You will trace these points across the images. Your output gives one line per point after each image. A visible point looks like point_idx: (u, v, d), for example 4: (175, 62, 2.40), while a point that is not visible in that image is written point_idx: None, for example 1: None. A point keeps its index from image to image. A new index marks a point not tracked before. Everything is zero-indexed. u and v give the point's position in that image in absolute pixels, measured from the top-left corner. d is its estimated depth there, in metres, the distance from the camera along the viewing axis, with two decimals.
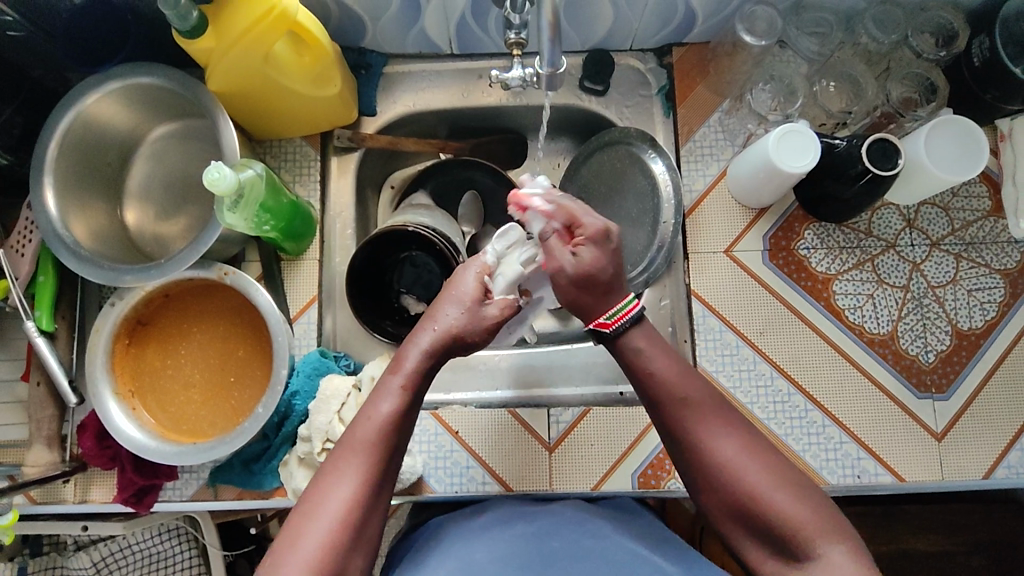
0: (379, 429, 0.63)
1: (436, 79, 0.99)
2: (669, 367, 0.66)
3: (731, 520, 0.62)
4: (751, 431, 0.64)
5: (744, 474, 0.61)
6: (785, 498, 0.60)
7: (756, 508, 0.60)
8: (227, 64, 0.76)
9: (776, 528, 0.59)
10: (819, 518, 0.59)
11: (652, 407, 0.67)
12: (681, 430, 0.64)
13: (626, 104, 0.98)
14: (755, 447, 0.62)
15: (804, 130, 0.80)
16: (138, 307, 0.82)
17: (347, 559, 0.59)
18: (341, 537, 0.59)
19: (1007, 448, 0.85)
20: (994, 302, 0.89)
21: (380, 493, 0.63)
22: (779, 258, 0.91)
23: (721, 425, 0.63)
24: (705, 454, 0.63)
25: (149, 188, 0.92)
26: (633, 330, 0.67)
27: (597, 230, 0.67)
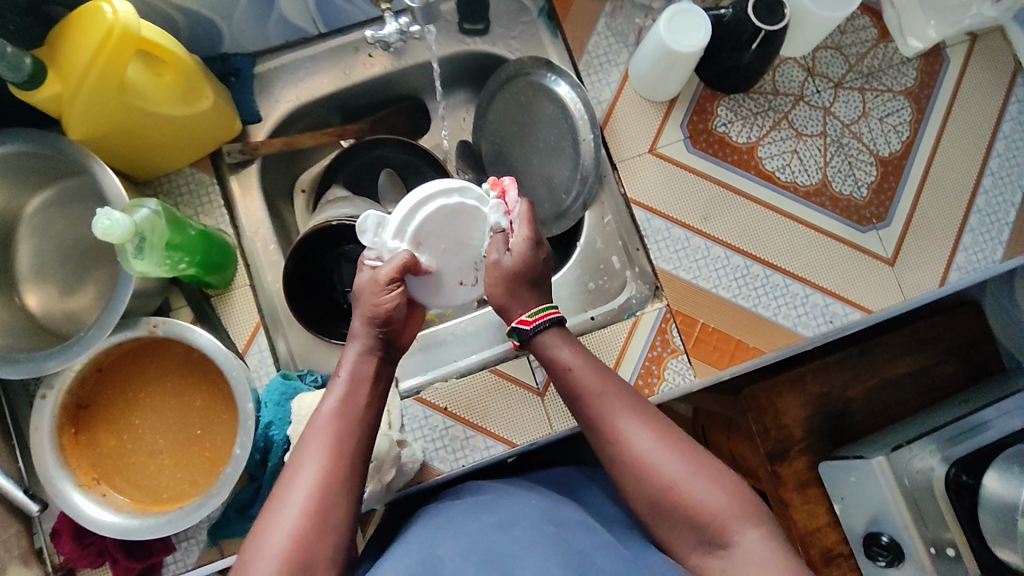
0: (333, 418, 0.63)
1: (312, 65, 0.94)
2: (579, 364, 0.69)
3: (654, 513, 0.63)
4: (665, 424, 0.66)
5: (660, 466, 0.62)
6: (700, 487, 0.61)
7: (672, 503, 0.61)
8: (84, 106, 0.69)
9: (696, 517, 0.60)
10: (736, 504, 0.60)
11: (570, 403, 0.69)
12: (596, 429, 0.66)
13: (511, 35, 0.95)
14: (670, 438, 0.64)
15: (689, 9, 0.80)
16: (74, 391, 0.75)
17: (317, 554, 0.56)
18: (310, 531, 0.57)
19: (953, 252, 0.90)
20: (905, 123, 0.92)
21: (349, 478, 0.61)
22: (701, 141, 0.91)
23: (633, 418, 0.65)
24: (619, 446, 0.64)
25: (43, 266, 0.83)
26: (553, 328, 0.70)
27: (531, 236, 0.72)
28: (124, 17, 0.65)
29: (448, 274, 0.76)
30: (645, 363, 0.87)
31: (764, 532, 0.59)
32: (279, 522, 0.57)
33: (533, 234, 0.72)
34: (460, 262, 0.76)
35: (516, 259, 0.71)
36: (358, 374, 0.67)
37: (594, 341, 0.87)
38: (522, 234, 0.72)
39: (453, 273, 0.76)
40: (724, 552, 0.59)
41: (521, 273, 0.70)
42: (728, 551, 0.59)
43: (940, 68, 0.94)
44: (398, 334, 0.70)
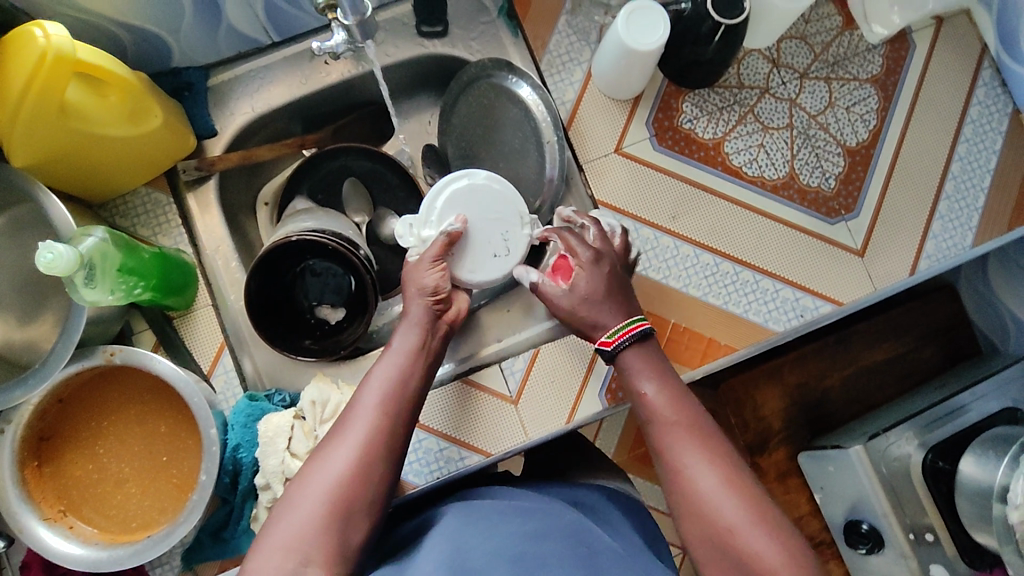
0: (387, 380, 0.67)
1: (268, 75, 0.92)
2: (661, 401, 0.69)
3: (704, 537, 0.62)
4: (736, 467, 0.64)
5: (720, 511, 0.61)
6: (759, 535, 0.60)
7: (727, 548, 0.60)
8: (24, 134, 0.67)
9: (746, 564, 0.60)
10: (790, 567, 0.58)
11: (644, 433, 0.69)
12: (666, 462, 0.66)
13: (471, 36, 0.93)
14: (735, 482, 0.63)
15: (647, 4, 0.78)
16: (33, 424, 0.74)
17: (357, 498, 0.61)
18: (355, 479, 0.61)
19: (922, 241, 0.89)
20: (871, 111, 0.91)
21: (396, 438, 0.65)
22: (667, 138, 0.90)
23: (706, 459, 0.64)
24: (682, 481, 0.64)
25: (0, 296, 0.82)
26: (632, 348, 0.72)
27: (592, 255, 0.75)
28: (57, 40, 0.63)
29: (484, 248, 0.79)
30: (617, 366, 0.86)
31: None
32: (328, 467, 0.61)
33: (595, 254, 0.76)
34: (491, 235, 0.80)
35: (590, 284, 0.74)
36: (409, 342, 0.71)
37: (564, 347, 0.87)
38: (586, 257, 0.75)
39: (487, 248, 0.79)
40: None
41: (592, 293, 0.74)
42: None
43: (906, 54, 0.92)
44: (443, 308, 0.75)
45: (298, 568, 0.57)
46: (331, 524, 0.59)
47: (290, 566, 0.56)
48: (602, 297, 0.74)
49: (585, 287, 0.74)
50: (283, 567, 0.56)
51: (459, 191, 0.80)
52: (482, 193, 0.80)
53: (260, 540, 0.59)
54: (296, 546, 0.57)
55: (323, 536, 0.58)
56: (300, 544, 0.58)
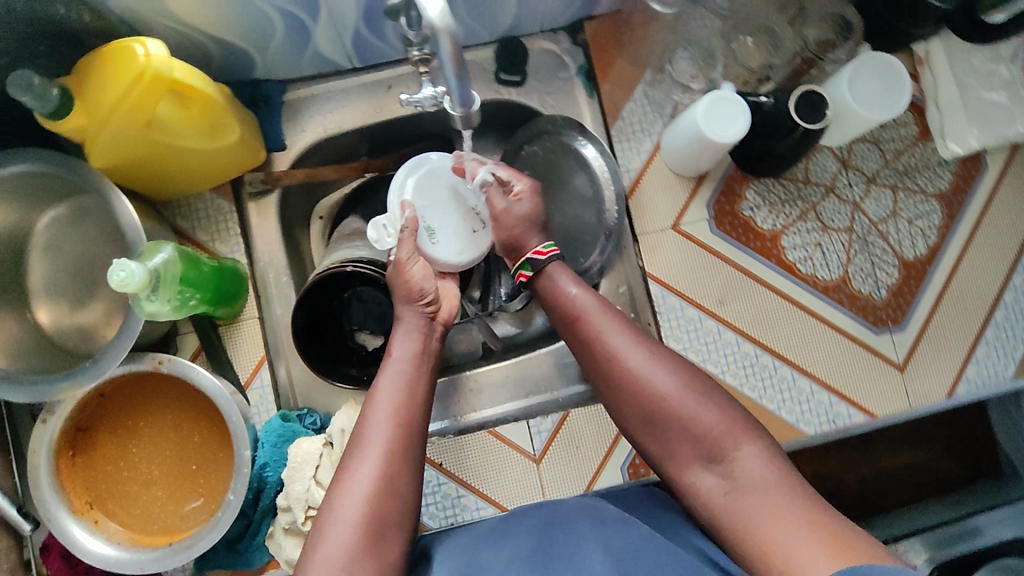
0: (396, 380, 0.70)
1: (344, 98, 0.92)
2: (584, 299, 0.75)
3: (645, 424, 0.68)
4: (658, 347, 0.70)
5: (653, 381, 0.67)
6: (693, 402, 0.65)
7: (674, 425, 0.65)
8: (108, 139, 0.68)
9: (692, 433, 0.64)
10: (726, 420, 0.64)
11: (569, 336, 0.76)
12: (593, 348, 0.72)
13: (547, 90, 0.93)
14: (660, 358, 0.69)
15: (731, 97, 0.78)
16: (74, 416, 0.76)
17: (391, 501, 0.63)
18: (386, 482, 0.63)
19: (963, 365, 0.89)
20: (933, 227, 0.91)
21: (415, 439, 0.67)
22: (726, 223, 0.90)
23: (629, 338, 0.71)
24: (613, 363, 0.70)
25: (56, 280, 0.83)
26: (554, 266, 0.79)
27: (529, 184, 0.84)
28: (157, 59, 0.63)
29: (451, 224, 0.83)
30: None
31: (763, 448, 0.62)
32: (359, 472, 0.63)
33: (531, 183, 0.84)
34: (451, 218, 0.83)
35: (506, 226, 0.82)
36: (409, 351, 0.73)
37: (594, 416, 0.88)
38: (524, 184, 0.83)
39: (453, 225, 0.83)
40: (721, 469, 0.62)
41: (530, 215, 0.82)
42: (726, 464, 0.62)
43: (977, 175, 0.92)
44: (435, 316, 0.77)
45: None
46: (373, 531, 0.61)
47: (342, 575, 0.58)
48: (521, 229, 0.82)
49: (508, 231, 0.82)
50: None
51: (410, 184, 0.81)
52: (435, 173, 0.83)
53: (306, 558, 0.60)
54: (344, 555, 0.59)
55: (368, 546, 0.60)
56: (348, 553, 0.59)
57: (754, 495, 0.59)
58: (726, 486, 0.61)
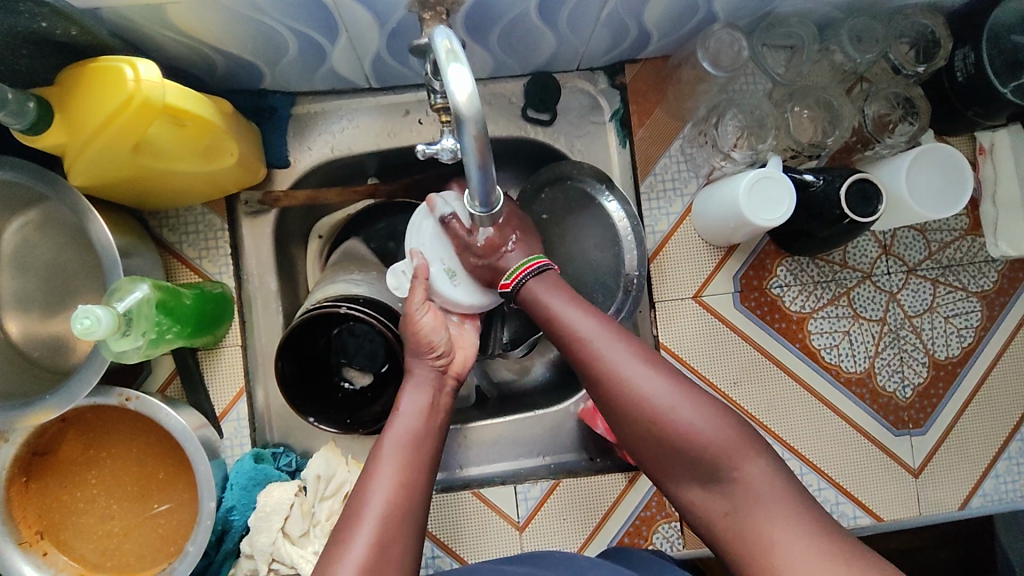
0: (407, 433, 0.65)
1: (356, 117, 0.85)
2: (574, 310, 0.66)
3: (644, 446, 0.61)
4: (658, 359, 0.63)
5: (652, 400, 0.60)
6: (694, 417, 0.59)
7: (672, 445, 0.60)
8: (90, 160, 0.61)
9: (692, 454, 0.59)
10: (732, 437, 0.59)
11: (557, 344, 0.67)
12: (586, 363, 0.64)
13: (577, 133, 0.86)
14: (663, 375, 0.62)
15: (777, 176, 0.71)
16: (30, 442, 0.71)
17: (398, 552, 0.57)
18: (388, 536, 0.58)
19: (982, 477, 0.84)
20: (971, 327, 0.85)
21: (421, 490, 0.62)
22: (751, 299, 0.84)
23: (626, 351, 0.63)
24: (606, 379, 0.62)
25: (24, 290, 0.76)
26: (535, 281, 0.69)
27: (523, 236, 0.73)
28: (148, 84, 0.57)
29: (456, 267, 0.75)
30: (635, 521, 0.82)
31: (766, 462, 0.58)
32: (364, 525, 0.58)
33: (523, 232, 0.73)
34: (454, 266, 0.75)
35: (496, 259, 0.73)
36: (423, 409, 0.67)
37: (588, 489, 0.82)
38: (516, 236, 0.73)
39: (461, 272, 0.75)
40: (722, 488, 0.58)
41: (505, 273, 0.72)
42: (730, 486, 0.58)
43: None
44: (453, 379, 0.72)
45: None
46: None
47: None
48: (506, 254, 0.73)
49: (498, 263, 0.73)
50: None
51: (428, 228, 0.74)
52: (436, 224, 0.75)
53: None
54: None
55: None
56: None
57: (757, 515, 0.56)
58: (729, 506, 0.58)
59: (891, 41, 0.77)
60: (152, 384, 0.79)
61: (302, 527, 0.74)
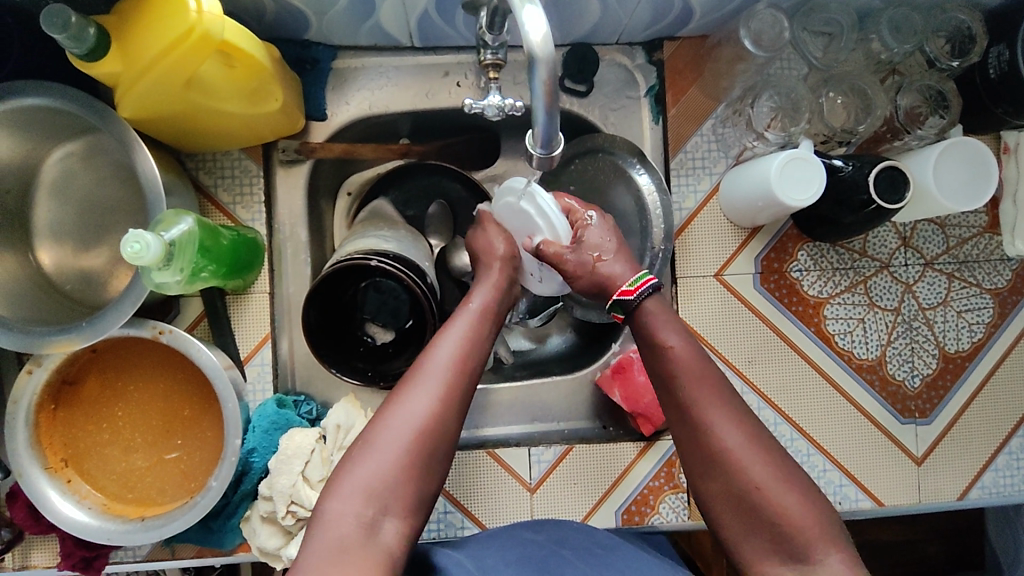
0: (466, 336, 0.64)
1: (395, 76, 0.86)
2: (688, 355, 0.64)
3: (728, 508, 0.59)
4: (758, 426, 0.61)
5: (748, 466, 0.58)
6: (788, 495, 0.57)
7: (761, 515, 0.57)
8: (141, 91, 0.62)
9: (779, 526, 0.56)
10: (822, 523, 0.56)
11: (656, 383, 0.65)
12: (687, 412, 0.62)
13: (612, 107, 0.88)
14: (758, 441, 0.59)
15: (808, 157, 0.74)
16: (62, 369, 0.72)
17: (439, 436, 0.58)
18: (439, 418, 0.59)
19: (982, 470, 0.86)
20: (982, 323, 0.87)
21: (468, 391, 0.62)
22: (771, 281, 0.86)
23: (727, 413, 0.61)
24: (706, 435, 0.60)
25: (63, 221, 0.77)
26: (653, 301, 0.67)
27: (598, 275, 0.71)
28: (208, 17, 0.57)
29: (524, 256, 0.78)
30: (643, 490, 0.84)
31: (848, 557, 0.55)
32: (407, 411, 0.58)
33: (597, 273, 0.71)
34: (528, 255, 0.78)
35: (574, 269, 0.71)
36: (487, 305, 0.69)
37: (600, 456, 0.84)
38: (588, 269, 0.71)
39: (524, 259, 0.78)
40: (804, 567, 0.55)
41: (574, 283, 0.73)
42: (810, 566, 0.55)
43: None
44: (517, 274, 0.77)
45: (378, 516, 0.54)
46: (409, 476, 0.56)
47: (370, 513, 0.54)
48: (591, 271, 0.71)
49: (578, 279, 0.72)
50: (364, 513, 0.54)
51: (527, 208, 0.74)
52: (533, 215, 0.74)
53: (334, 483, 0.56)
54: (377, 491, 0.55)
55: (404, 486, 0.56)
56: (382, 490, 0.55)
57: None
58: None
59: (927, 35, 0.79)
60: (181, 323, 0.80)
61: (322, 473, 0.75)
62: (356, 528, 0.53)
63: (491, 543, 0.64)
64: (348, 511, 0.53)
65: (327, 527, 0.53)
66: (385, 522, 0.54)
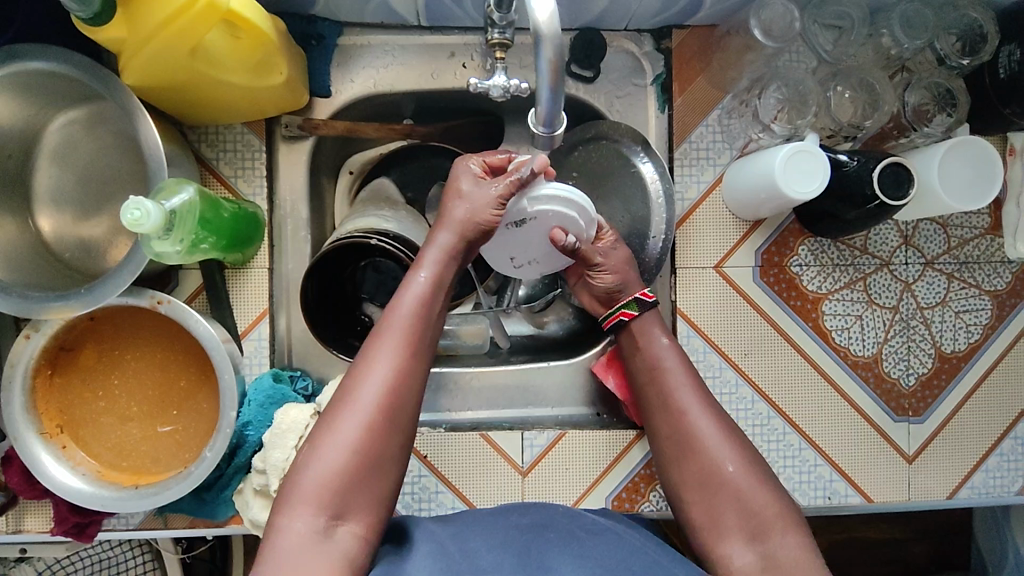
0: (410, 315, 0.64)
1: (400, 55, 0.85)
2: (669, 352, 0.72)
3: (698, 490, 0.64)
4: (732, 422, 0.67)
5: (720, 454, 0.64)
6: (756, 485, 0.62)
7: (726, 494, 0.62)
8: (146, 58, 0.62)
9: (744, 507, 0.61)
10: (785, 509, 0.61)
11: (636, 378, 0.73)
12: (665, 400, 0.69)
13: (617, 94, 0.87)
14: (733, 434, 0.65)
15: (813, 151, 0.73)
16: (59, 335, 0.72)
17: (393, 420, 0.60)
18: (391, 403, 0.60)
19: (972, 470, 0.87)
20: (979, 325, 0.87)
21: (419, 378, 0.62)
22: (770, 275, 0.86)
23: (699, 401, 0.68)
24: (684, 422, 0.67)
25: (63, 188, 0.77)
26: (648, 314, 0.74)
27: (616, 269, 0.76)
28: None
29: (533, 244, 0.75)
30: (635, 477, 0.85)
31: (804, 542, 0.59)
32: (354, 410, 0.59)
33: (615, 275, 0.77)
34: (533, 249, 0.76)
35: (614, 275, 0.76)
36: (437, 277, 0.67)
37: (593, 443, 0.84)
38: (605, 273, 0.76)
39: (532, 247, 0.76)
40: (762, 548, 0.59)
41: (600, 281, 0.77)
42: (767, 546, 0.59)
43: None
44: (482, 238, 0.70)
45: (329, 522, 0.56)
46: (360, 478, 0.58)
47: (322, 520, 0.56)
48: (625, 274, 0.76)
49: (611, 282, 0.76)
50: (315, 521, 0.55)
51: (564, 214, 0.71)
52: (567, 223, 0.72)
53: (287, 492, 0.57)
54: (326, 498, 0.56)
55: (355, 490, 0.57)
56: (331, 496, 0.56)
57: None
58: (764, 565, 0.58)
59: (939, 31, 0.79)
60: (179, 296, 0.80)
61: None
62: (308, 537, 0.55)
63: (478, 526, 0.64)
64: (300, 520, 0.55)
65: (278, 538, 0.55)
66: (338, 527, 0.56)
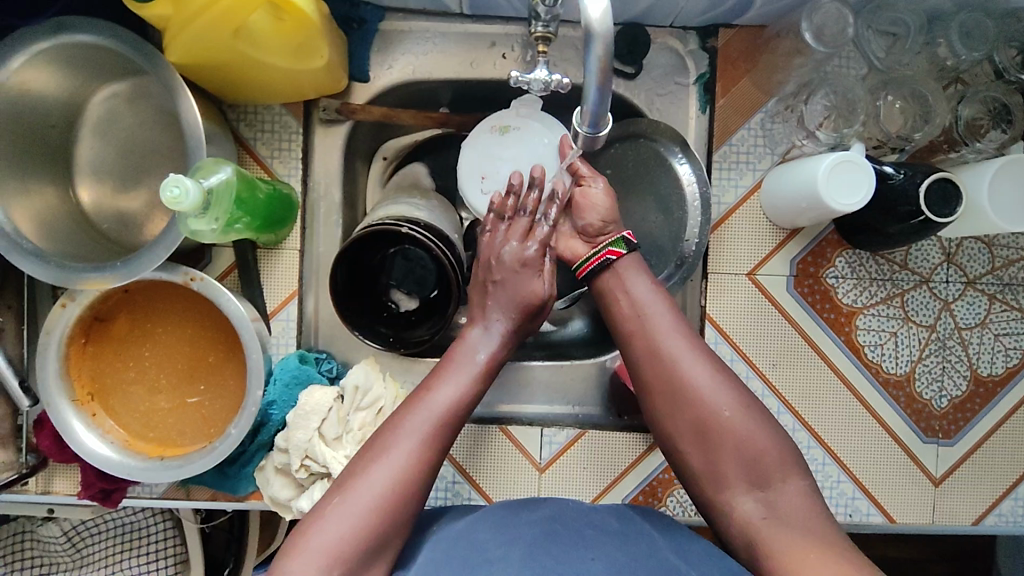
0: (447, 398, 0.65)
1: (441, 42, 0.85)
2: (651, 296, 0.69)
3: (694, 442, 0.63)
4: (725, 367, 0.65)
5: (710, 399, 0.63)
6: (752, 427, 0.61)
7: (721, 440, 0.61)
8: (192, 35, 0.62)
9: (742, 453, 0.61)
10: (781, 451, 0.61)
11: (615, 322, 0.70)
12: (652, 346, 0.66)
13: (658, 92, 0.86)
14: (724, 376, 0.64)
15: (858, 159, 0.71)
16: (93, 306, 0.74)
17: (414, 489, 0.60)
18: (414, 473, 0.60)
19: (1001, 497, 0.84)
20: (1019, 349, 0.84)
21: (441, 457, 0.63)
22: (805, 285, 0.84)
23: (687, 343, 0.65)
24: (673, 369, 0.64)
25: (103, 162, 0.78)
26: (628, 258, 0.71)
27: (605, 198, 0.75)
28: None
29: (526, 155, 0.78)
30: (653, 480, 0.84)
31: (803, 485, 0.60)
32: (380, 470, 0.59)
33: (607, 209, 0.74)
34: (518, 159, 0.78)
35: (607, 196, 0.74)
36: (493, 359, 0.70)
37: (613, 442, 0.84)
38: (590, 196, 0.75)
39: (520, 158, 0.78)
40: (763, 494, 0.60)
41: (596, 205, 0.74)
42: (769, 492, 0.60)
43: None
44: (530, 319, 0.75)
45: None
46: (376, 538, 0.57)
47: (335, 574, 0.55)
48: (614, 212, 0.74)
49: (605, 205, 0.74)
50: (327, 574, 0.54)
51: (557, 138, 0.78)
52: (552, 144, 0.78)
53: (297, 537, 0.57)
54: (343, 551, 0.55)
55: (369, 550, 0.56)
56: (348, 550, 0.55)
57: (795, 536, 0.56)
58: (767, 513, 0.59)
59: (998, 43, 0.76)
60: (211, 273, 0.81)
61: (338, 431, 0.76)
62: None
63: (490, 519, 0.63)
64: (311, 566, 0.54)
65: None
66: None
